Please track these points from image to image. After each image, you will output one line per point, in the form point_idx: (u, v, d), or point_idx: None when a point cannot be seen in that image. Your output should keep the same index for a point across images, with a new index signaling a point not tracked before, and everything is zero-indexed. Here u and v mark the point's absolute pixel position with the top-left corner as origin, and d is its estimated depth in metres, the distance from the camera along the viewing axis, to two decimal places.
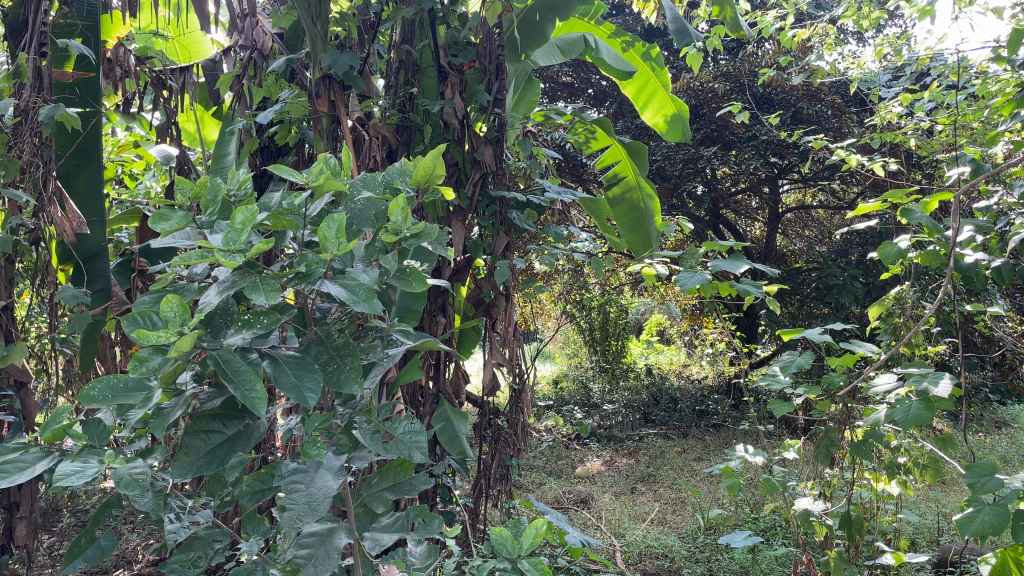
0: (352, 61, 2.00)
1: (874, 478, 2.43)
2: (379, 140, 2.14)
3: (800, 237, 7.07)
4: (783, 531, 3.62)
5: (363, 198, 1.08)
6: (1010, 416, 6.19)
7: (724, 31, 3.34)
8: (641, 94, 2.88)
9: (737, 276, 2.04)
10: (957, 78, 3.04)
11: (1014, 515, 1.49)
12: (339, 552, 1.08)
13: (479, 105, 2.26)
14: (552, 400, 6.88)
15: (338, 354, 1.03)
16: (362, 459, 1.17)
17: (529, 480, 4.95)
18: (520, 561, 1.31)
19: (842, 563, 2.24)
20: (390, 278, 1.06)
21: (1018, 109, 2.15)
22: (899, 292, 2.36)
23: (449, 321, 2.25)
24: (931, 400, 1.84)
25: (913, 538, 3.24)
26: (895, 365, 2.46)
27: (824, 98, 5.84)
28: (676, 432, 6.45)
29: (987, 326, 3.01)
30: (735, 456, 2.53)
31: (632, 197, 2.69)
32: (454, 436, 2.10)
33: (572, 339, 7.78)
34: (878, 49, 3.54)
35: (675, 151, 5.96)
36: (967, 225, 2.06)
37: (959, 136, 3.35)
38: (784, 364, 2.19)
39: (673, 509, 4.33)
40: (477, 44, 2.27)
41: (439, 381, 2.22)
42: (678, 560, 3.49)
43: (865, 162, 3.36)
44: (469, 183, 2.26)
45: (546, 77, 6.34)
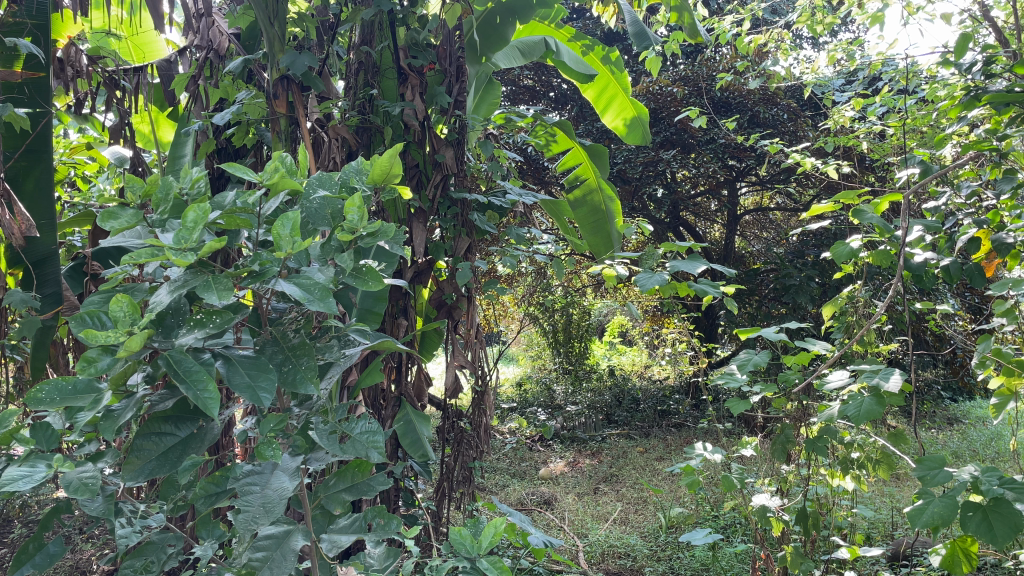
0: (311, 61, 1.98)
1: (829, 474, 2.46)
2: (339, 141, 2.13)
3: (758, 238, 7.18)
4: (743, 528, 3.67)
5: (319, 197, 1.07)
6: (960, 413, 6.37)
7: (681, 35, 3.38)
8: (602, 98, 2.90)
9: (695, 276, 2.06)
10: (907, 83, 3.11)
11: (963, 506, 1.53)
12: (295, 554, 1.07)
13: (440, 107, 2.26)
14: (516, 403, 6.90)
15: (293, 354, 1.03)
16: (318, 460, 1.16)
17: (492, 483, 4.95)
18: (480, 560, 1.30)
19: (799, 558, 2.27)
20: (346, 277, 1.06)
21: (964, 112, 2.20)
22: (851, 292, 2.41)
23: (411, 324, 2.25)
24: (882, 395, 1.88)
25: (868, 532, 3.32)
26: (849, 363, 2.51)
27: (780, 102, 5.96)
28: (638, 432, 6.50)
29: (937, 326, 3.09)
30: (695, 454, 2.54)
31: (593, 199, 2.70)
32: (416, 439, 2.07)
33: (536, 342, 7.76)
34: (831, 55, 3.61)
35: (635, 154, 6.03)
36: (916, 226, 2.11)
37: (909, 139, 3.44)
38: (741, 363, 2.20)
39: (635, 509, 4.37)
40: (436, 46, 2.29)
41: (400, 384, 2.22)
42: (640, 559, 3.52)
43: (820, 166, 3.41)
44: (430, 185, 2.27)
45: (508, 80, 6.37)
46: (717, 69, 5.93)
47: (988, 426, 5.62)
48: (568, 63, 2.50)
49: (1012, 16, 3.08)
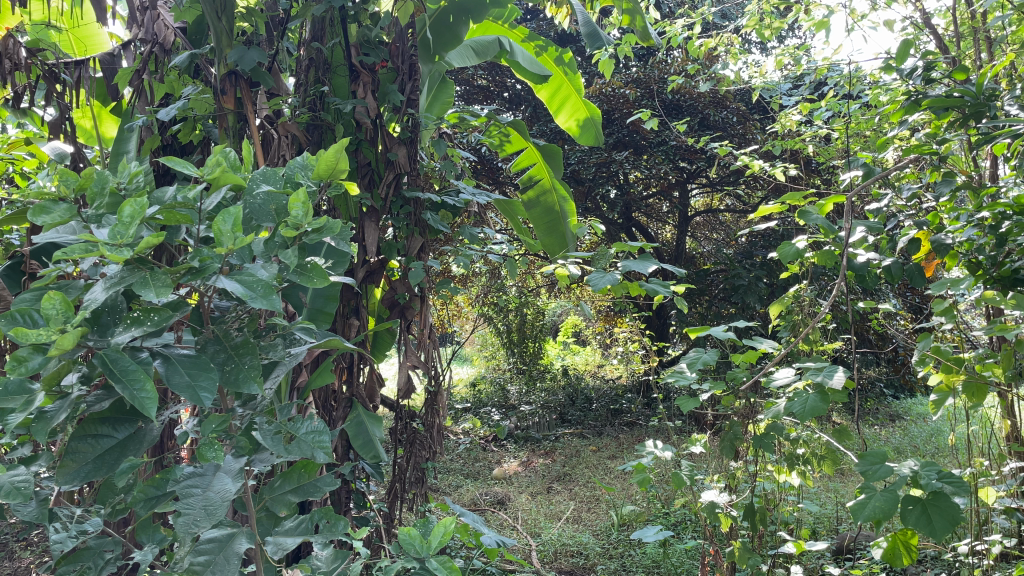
0: (260, 57, 1.95)
1: (776, 470, 2.50)
2: (289, 139, 2.10)
3: (708, 240, 7.29)
4: (692, 525, 3.73)
5: (263, 192, 1.05)
6: (901, 409, 6.55)
7: (634, 38, 3.41)
8: (555, 98, 2.90)
9: (646, 275, 2.08)
10: (852, 88, 3.19)
11: (903, 500, 1.56)
12: (239, 557, 1.05)
13: (392, 105, 2.24)
14: (469, 403, 6.89)
15: (236, 353, 1.01)
16: (263, 462, 1.13)
17: (446, 483, 4.93)
18: (429, 560, 1.29)
19: (747, 553, 2.29)
20: (290, 274, 1.04)
21: (905, 117, 2.26)
22: (798, 292, 2.46)
23: (362, 324, 2.22)
24: (826, 392, 1.92)
25: (813, 527, 3.39)
26: (795, 361, 2.56)
27: (729, 105, 6.05)
28: (591, 431, 6.55)
29: (880, 325, 3.17)
30: (646, 452, 2.56)
31: (546, 199, 2.70)
32: (367, 440, 2.04)
33: (490, 342, 7.77)
34: (778, 59, 3.68)
35: (588, 155, 6.07)
36: (859, 226, 2.15)
37: (853, 143, 3.52)
38: (691, 361, 2.22)
39: (587, 507, 4.40)
40: (388, 44, 2.27)
41: (352, 385, 2.19)
42: (592, 557, 3.55)
43: (767, 168, 3.46)
44: (382, 184, 2.25)
45: (462, 80, 6.36)
46: (669, 72, 6.00)
47: (927, 421, 5.80)
48: (522, 63, 2.49)
49: (950, 25, 3.18)
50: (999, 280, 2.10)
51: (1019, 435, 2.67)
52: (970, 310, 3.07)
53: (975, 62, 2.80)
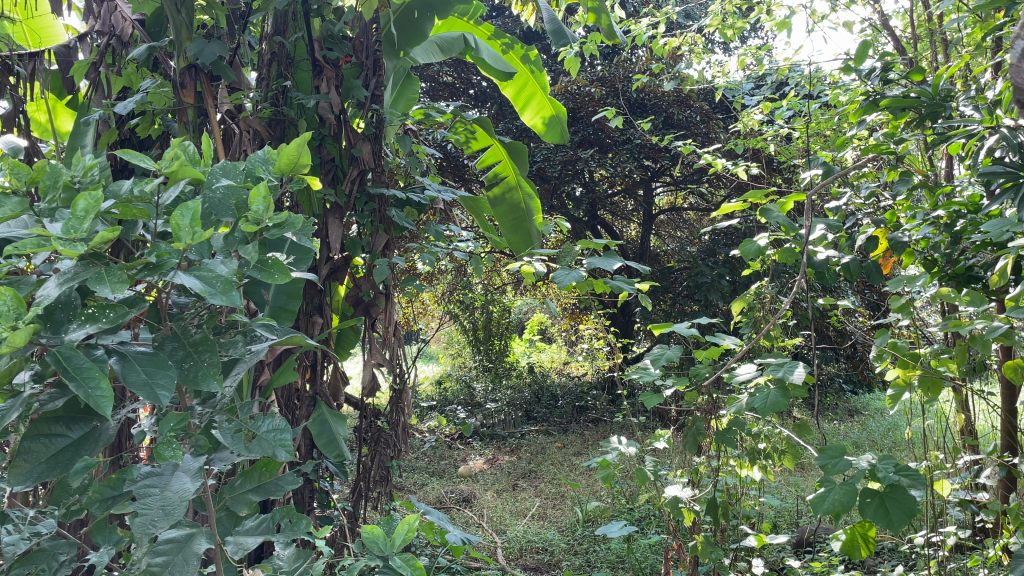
0: (220, 50, 1.92)
1: (738, 465, 2.53)
2: (251, 134, 2.07)
3: (672, 238, 7.35)
4: (656, 520, 3.76)
5: (223, 186, 1.03)
6: (860, 404, 6.68)
7: (599, 36, 3.42)
8: (520, 95, 2.88)
9: (611, 273, 2.09)
10: (812, 88, 3.23)
11: (861, 493, 1.59)
12: (198, 558, 1.03)
13: (356, 101, 2.22)
14: (435, 401, 6.88)
15: (195, 350, 0.99)
16: (223, 460, 1.12)
17: (411, 482, 4.91)
18: (393, 558, 1.28)
19: (709, 547, 2.32)
20: (251, 270, 1.02)
21: (864, 116, 2.29)
22: (759, 288, 2.49)
23: (326, 322, 2.20)
24: (786, 387, 1.94)
25: (774, 520, 3.44)
26: (756, 357, 2.59)
27: (692, 104, 6.12)
28: (556, 428, 6.57)
29: (839, 322, 3.22)
30: (611, 448, 2.57)
31: (512, 197, 2.70)
32: (332, 439, 2.02)
33: (456, 339, 7.76)
34: (741, 59, 3.72)
35: (554, 153, 6.09)
36: (819, 224, 2.18)
37: (814, 142, 3.57)
38: (654, 357, 2.23)
39: (552, 504, 4.41)
40: (352, 38, 2.25)
41: (315, 384, 2.17)
42: (557, 553, 3.56)
43: (730, 166, 3.50)
44: (346, 180, 2.23)
45: (427, 76, 6.34)
46: (633, 70, 6.04)
47: (885, 416, 5.92)
48: (487, 60, 2.48)
49: (907, 27, 3.25)
50: (954, 277, 2.15)
51: (973, 428, 2.74)
52: (927, 307, 3.14)
53: (931, 63, 2.85)
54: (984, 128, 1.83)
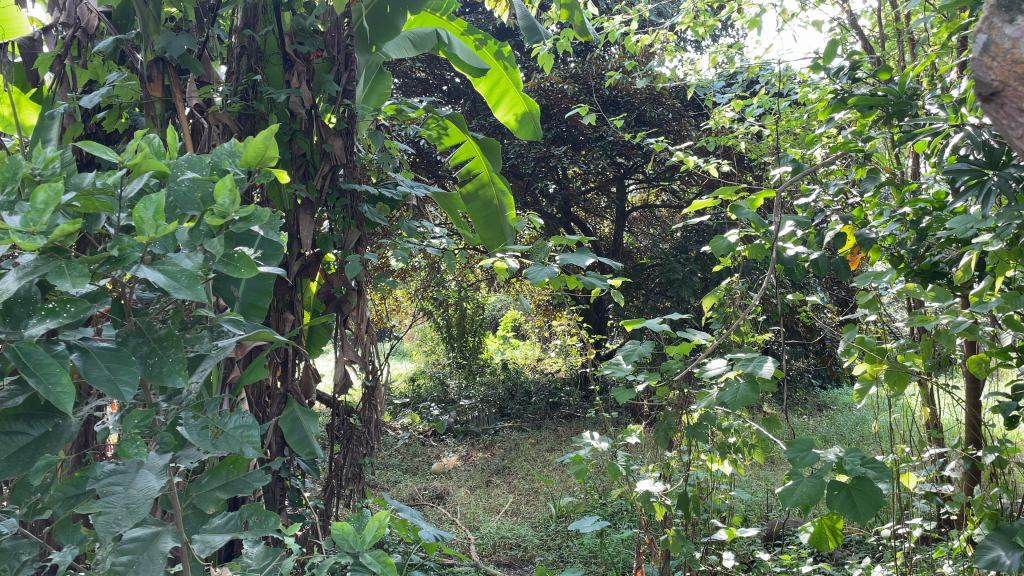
0: (188, 43, 1.90)
1: (709, 459, 2.55)
2: (220, 128, 2.04)
3: (645, 235, 7.39)
4: (629, 515, 3.79)
5: (188, 178, 1.02)
6: (829, 399, 6.77)
7: (572, 33, 3.43)
8: (493, 92, 2.87)
9: (584, 269, 2.09)
10: (782, 86, 3.26)
11: (829, 485, 1.61)
12: (164, 557, 1.01)
13: (328, 95, 2.20)
14: (409, 399, 6.86)
15: (159, 346, 0.97)
16: (189, 458, 1.10)
17: (384, 479, 4.89)
18: (364, 555, 1.28)
19: (680, 541, 2.33)
20: (216, 264, 1.01)
21: (833, 114, 2.32)
22: (729, 284, 2.50)
23: (298, 318, 2.18)
24: (756, 381, 1.96)
25: (745, 514, 3.48)
26: (727, 352, 2.61)
27: (665, 102, 6.15)
28: (530, 424, 6.59)
29: (808, 318, 3.25)
30: (583, 444, 2.57)
31: (485, 193, 2.69)
32: (303, 436, 2.01)
33: (430, 336, 7.74)
34: (712, 57, 3.75)
35: (527, 150, 6.09)
36: (788, 221, 2.20)
37: (783, 139, 3.61)
38: (626, 353, 2.23)
39: (526, 500, 4.42)
40: (323, 33, 2.23)
41: (287, 381, 2.15)
42: (530, 549, 3.57)
43: (701, 164, 3.52)
44: (317, 176, 2.21)
45: (400, 72, 6.31)
46: (606, 67, 6.06)
47: (853, 410, 6.01)
48: (460, 56, 2.47)
49: (875, 27, 3.29)
50: (920, 273, 2.20)
51: (938, 422, 2.78)
52: (894, 303, 3.18)
53: (898, 63, 2.89)
54: (949, 126, 1.86)
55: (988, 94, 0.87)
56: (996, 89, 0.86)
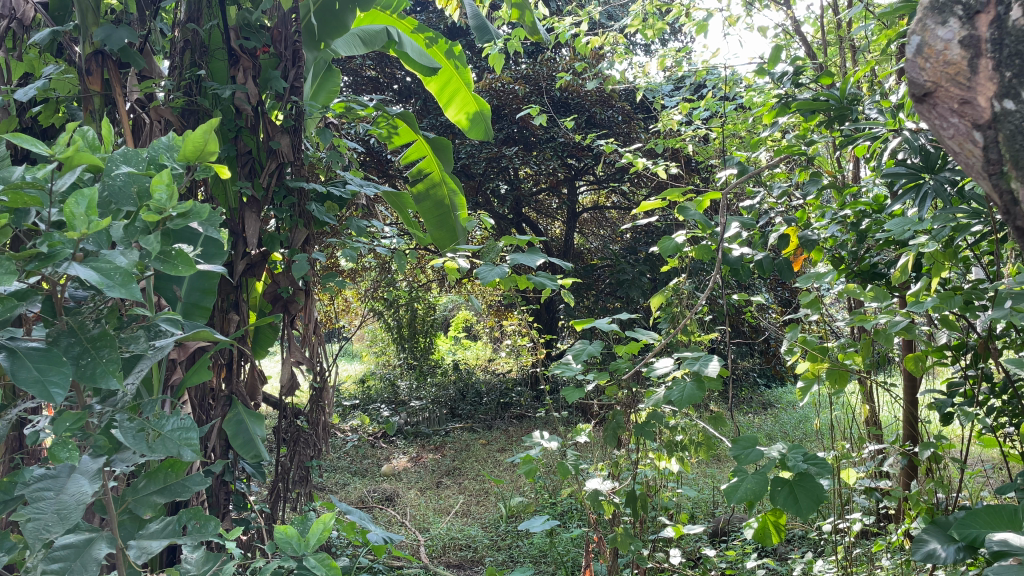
0: (129, 36, 1.84)
1: (657, 457, 2.57)
2: (162, 124, 1.98)
3: (595, 236, 7.44)
4: (578, 514, 3.81)
5: (123, 173, 0.99)
6: (773, 398, 6.91)
7: (522, 33, 3.43)
8: (444, 92, 2.85)
9: (534, 269, 2.09)
10: (728, 90, 3.31)
11: (772, 482, 1.63)
12: (98, 564, 0.98)
13: (274, 92, 2.16)
14: (358, 400, 6.80)
15: (92, 346, 0.94)
16: (125, 461, 1.07)
17: (332, 482, 4.82)
18: (307, 558, 1.25)
19: (628, 539, 2.34)
20: (152, 261, 0.98)
21: (777, 117, 2.35)
22: (677, 284, 2.52)
23: (243, 319, 2.13)
24: (702, 380, 1.98)
25: (692, 512, 3.53)
26: (675, 351, 2.63)
27: (614, 105, 6.20)
28: (481, 425, 6.57)
29: (753, 317, 3.31)
30: (533, 444, 2.55)
31: (436, 193, 2.67)
32: (248, 439, 1.97)
33: (380, 337, 7.68)
34: (661, 60, 3.78)
35: (478, 150, 6.07)
36: (733, 222, 2.22)
37: (729, 142, 3.67)
38: (576, 352, 2.22)
39: (476, 501, 4.42)
40: (270, 28, 2.19)
41: (232, 383, 2.10)
42: (480, 549, 3.57)
43: (650, 166, 3.55)
44: (264, 173, 2.16)
45: (349, 70, 6.23)
46: (557, 69, 6.08)
47: (796, 409, 6.14)
48: (411, 54, 2.45)
49: (818, 34, 3.37)
50: (860, 274, 2.25)
51: (877, 419, 2.86)
52: (835, 304, 3.26)
53: (841, 69, 2.96)
54: (887, 131, 1.90)
55: (921, 95, 0.85)
56: (929, 89, 0.83)
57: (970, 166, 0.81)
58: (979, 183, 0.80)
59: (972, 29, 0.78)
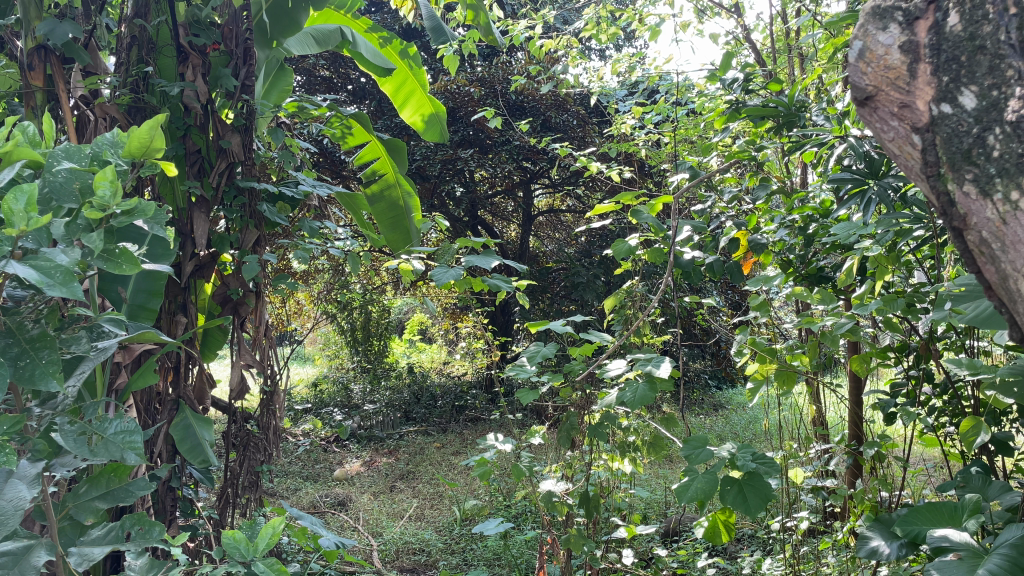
0: (74, 31, 1.79)
1: (610, 458, 2.59)
2: (108, 121, 1.94)
3: (551, 239, 7.46)
4: (532, 516, 3.81)
5: (65, 169, 0.96)
6: (724, 399, 7.02)
7: (477, 36, 3.43)
8: (399, 93, 2.83)
9: (488, 271, 2.08)
10: (680, 95, 3.36)
11: (722, 481, 1.65)
12: (36, 571, 0.95)
13: (225, 90, 2.12)
14: (311, 404, 6.72)
15: (31, 347, 0.91)
16: (65, 466, 1.04)
17: (284, 487, 4.74)
18: (256, 563, 1.23)
19: (581, 540, 2.35)
20: (94, 260, 0.96)
21: (728, 123, 2.39)
22: (630, 286, 2.54)
23: (191, 321, 2.08)
24: (654, 381, 2.00)
25: (645, 512, 3.57)
26: (628, 353, 2.65)
27: (569, 109, 6.25)
28: (436, 428, 6.53)
29: (704, 319, 3.35)
30: (487, 446, 2.54)
31: (390, 194, 2.65)
32: (196, 444, 1.92)
33: (334, 340, 7.60)
34: (615, 65, 3.82)
35: (433, 152, 6.06)
36: (685, 226, 2.24)
37: (681, 147, 3.72)
38: (530, 354, 2.21)
39: (430, 504, 4.39)
40: (221, 25, 2.15)
41: (179, 386, 2.05)
42: (434, 553, 3.55)
43: (604, 169, 3.58)
44: (214, 173, 2.12)
45: (303, 69, 6.16)
46: (512, 72, 6.09)
47: (746, 409, 6.24)
48: (365, 55, 2.43)
49: (767, 41, 3.44)
50: (807, 277, 2.30)
51: (824, 419, 2.92)
52: (784, 307, 3.33)
53: (789, 77, 3.03)
54: (833, 138, 1.94)
55: (863, 98, 0.87)
56: (870, 93, 0.85)
57: (910, 168, 0.83)
58: (918, 185, 0.82)
59: (911, 35, 0.81)
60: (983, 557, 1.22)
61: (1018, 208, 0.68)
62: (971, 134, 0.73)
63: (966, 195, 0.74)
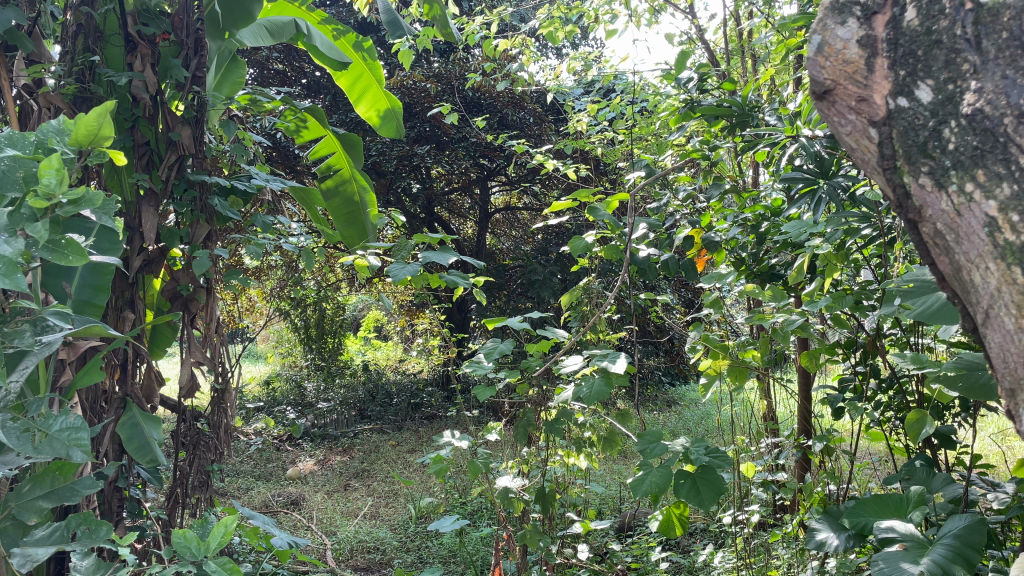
0: (16, 18, 1.73)
1: (566, 454, 2.59)
2: (51, 111, 1.88)
3: (507, 236, 7.46)
4: (488, 513, 3.81)
5: (8, 156, 0.93)
6: (677, 395, 7.12)
7: (434, 31, 3.40)
8: (354, 87, 2.79)
9: (445, 267, 2.07)
10: (636, 94, 3.39)
11: (676, 474, 1.67)
12: None
13: (174, 81, 2.07)
14: (263, 403, 6.61)
15: None
16: (7, 463, 1.00)
17: (234, 487, 4.65)
18: (207, 563, 1.21)
19: (537, 535, 2.35)
20: (38, 250, 0.93)
21: (683, 121, 2.41)
22: (587, 283, 2.55)
23: (138, 317, 2.03)
24: (610, 376, 2.01)
25: (600, 508, 3.59)
26: (583, 349, 2.66)
27: (526, 106, 6.25)
28: (391, 425, 6.49)
29: (658, 316, 3.38)
30: (443, 443, 2.52)
31: (345, 189, 2.61)
32: (143, 443, 1.88)
33: (286, 338, 7.49)
34: (571, 64, 3.83)
35: (389, 147, 6.00)
36: (641, 222, 2.26)
37: (636, 145, 3.75)
38: (487, 351, 2.20)
39: (385, 502, 4.36)
40: (171, 15, 2.10)
41: (126, 385, 1.99)
42: (389, 551, 3.52)
43: (560, 167, 3.59)
44: (163, 166, 2.07)
45: (255, 62, 6.06)
46: (469, 69, 6.08)
47: (698, 405, 6.33)
48: (320, 47, 2.40)
49: (720, 42, 3.49)
50: (759, 274, 2.32)
51: (774, 414, 2.97)
52: (736, 305, 3.38)
53: (742, 78, 3.08)
54: (786, 137, 1.95)
55: (821, 92, 0.89)
56: (828, 87, 0.87)
57: (866, 161, 0.85)
58: (874, 178, 0.84)
59: (870, 29, 0.83)
60: (927, 548, 1.25)
61: (972, 200, 0.70)
62: (928, 127, 0.75)
63: (922, 187, 0.76)
